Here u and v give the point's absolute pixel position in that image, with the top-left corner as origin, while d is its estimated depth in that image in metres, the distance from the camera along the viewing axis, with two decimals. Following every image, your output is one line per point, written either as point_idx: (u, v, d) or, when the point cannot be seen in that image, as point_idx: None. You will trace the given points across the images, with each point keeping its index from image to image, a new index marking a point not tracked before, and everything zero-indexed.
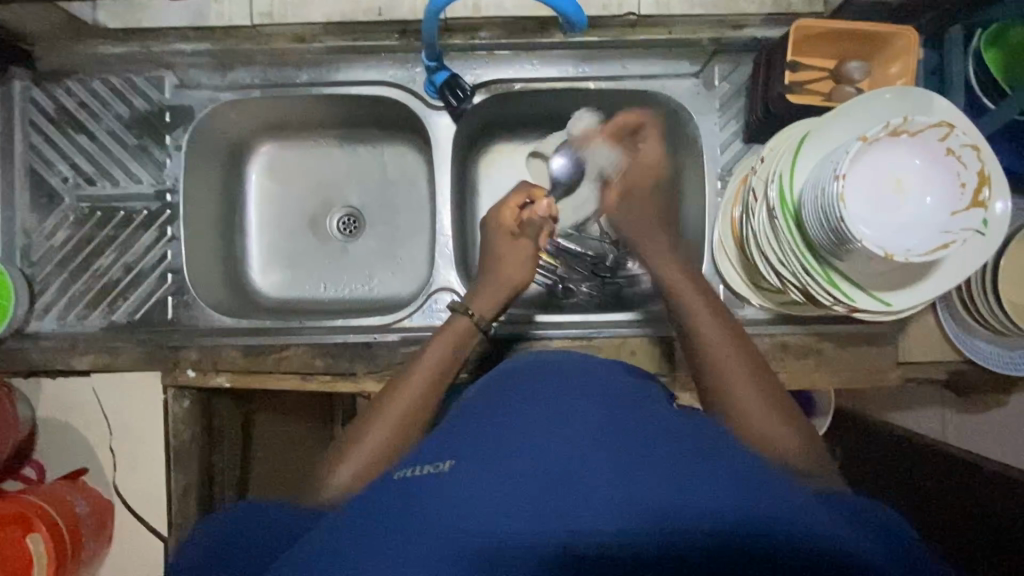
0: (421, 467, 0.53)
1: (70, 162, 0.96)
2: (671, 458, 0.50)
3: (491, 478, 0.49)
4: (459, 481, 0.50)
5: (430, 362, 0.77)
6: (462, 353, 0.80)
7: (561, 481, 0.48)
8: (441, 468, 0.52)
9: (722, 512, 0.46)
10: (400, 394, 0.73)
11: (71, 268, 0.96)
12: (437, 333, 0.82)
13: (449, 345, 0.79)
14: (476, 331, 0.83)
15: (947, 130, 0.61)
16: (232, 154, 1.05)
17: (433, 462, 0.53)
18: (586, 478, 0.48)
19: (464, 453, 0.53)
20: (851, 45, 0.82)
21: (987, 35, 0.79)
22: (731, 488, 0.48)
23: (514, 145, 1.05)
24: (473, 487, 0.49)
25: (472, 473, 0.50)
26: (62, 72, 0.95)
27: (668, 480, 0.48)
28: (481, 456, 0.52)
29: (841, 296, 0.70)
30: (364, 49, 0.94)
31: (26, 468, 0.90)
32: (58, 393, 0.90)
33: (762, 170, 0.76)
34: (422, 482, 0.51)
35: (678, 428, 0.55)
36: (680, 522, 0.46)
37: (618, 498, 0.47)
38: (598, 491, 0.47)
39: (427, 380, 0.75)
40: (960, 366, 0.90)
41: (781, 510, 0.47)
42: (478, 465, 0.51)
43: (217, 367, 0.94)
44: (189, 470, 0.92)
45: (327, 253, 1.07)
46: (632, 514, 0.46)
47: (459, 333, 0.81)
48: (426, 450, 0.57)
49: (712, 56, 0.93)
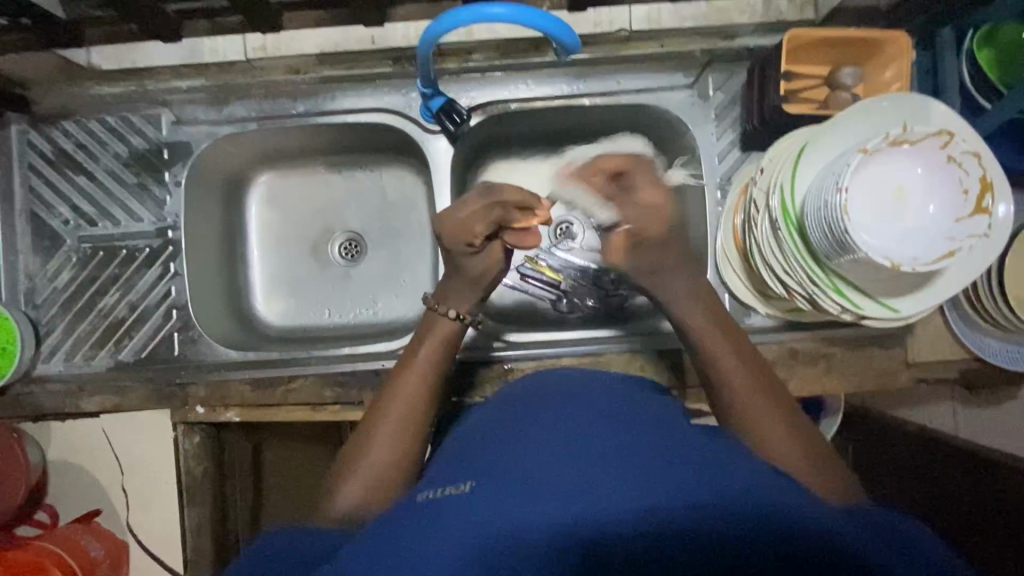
0: (440, 491, 0.53)
1: (71, 203, 0.96)
2: (689, 471, 0.50)
3: (507, 499, 0.49)
4: (476, 500, 0.50)
5: (424, 364, 0.78)
6: (449, 352, 0.81)
7: (576, 502, 0.48)
8: (460, 490, 0.52)
9: (741, 523, 0.46)
10: (398, 402, 0.73)
11: (76, 309, 0.96)
12: (413, 346, 0.81)
13: (437, 348, 0.80)
14: (458, 327, 0.82)
15: (947, 138, 0.62)
16: (232, 186, 1.05)
17: (453, 484, 0.54)
18: (604, 499, 0.48)
19: (478, 476, 0.53)
20: (844, 51, 0.82)
21: (978, 37, 0.80)
22: (745, 497, 0.48)
23: (512, 163, 1.05)
24: (489, 508, 0.48)
25: (489, 496, 0.49)
26: (58, 114, 0.96)
27: (686, 495, 0.48)
28: (498, 479, 0.51)
29: (848, 304, 0.70)
30: (358, 78, 0.94)
31: (40, 513, 0.90)
32: (70, 436, 0.90)
33: (762, 181, 0.77)
34: (440, 506, 0.50)
35: (691, 439, 0.55)
36: (701, 535, 0.45)
37: (636, 516, 0.46)
38: (616, 510, 0.47)
39: (424, 385, 0.76)
40: (969, 364, 0.89)
41: (800, 517, 0.46)
42: (494, 487, 0.50)
43: (226, 402, 0.93)
44: (202, 507, 0.91)
45: (331, 279, 1.07)
46: (652, 533, 0.46)
47: (444, 335, 0.81)
48: (443, 474, 0.57)
49: (705, 67, 0.93)
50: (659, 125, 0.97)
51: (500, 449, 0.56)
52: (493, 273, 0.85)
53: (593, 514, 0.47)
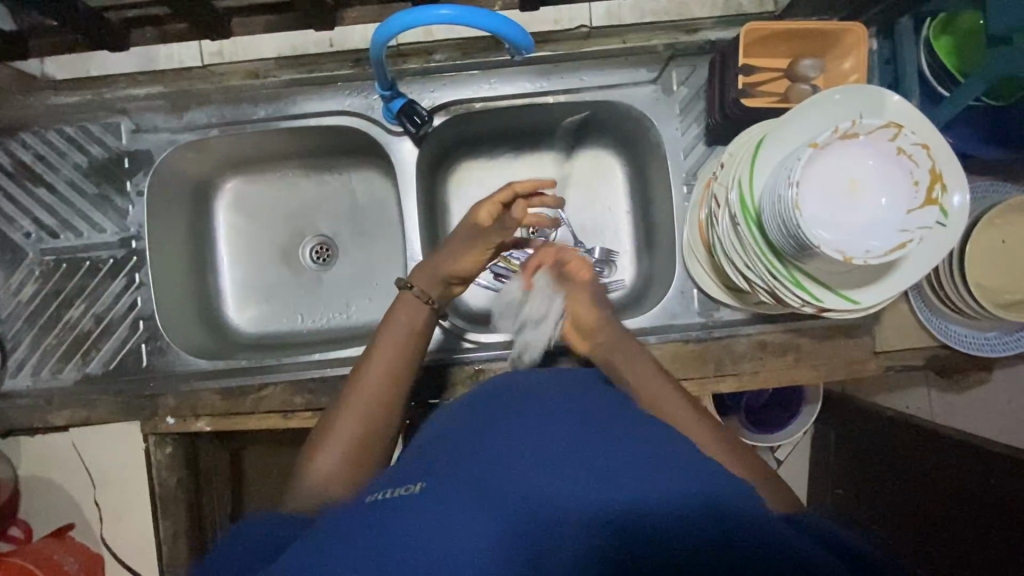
0: (392, 490, 0.51)
1: (32, 216, 0.95)
2: (641, 464, 0.49)
3: (457, 501, 0.48)
4: (428, 500, 0.48)
5: (390, 348, 0.77)
6: (419, 331, 0.80)
7: (526, 504, 0.47)
8: (413, 489, 0.50)
9: (690, 519, 0.45)
10: (363, 389, 0.72)
11: (41, 322, 0.95)
12: (383, 326, 0.80)
13: (401, 332, 0.78)
14: (423, 306, 0.81)
15: (896, 131, 0.62)
16: (197, 193, 1.04)
17: (403, 484, 0.51)
18: (556, 499, 0.47)
19: (433, 475, 0.51)
20: (802, 44, 0.82)
21: (935, 26, 0.81)
22: (690, 489, 0.48)
23: (480, 163, 1.05)
24: (441, 508, 0.47)
25: (439, 495, 0.48)
26: (15, 125, 0.94)
27: (634, 485, 0.47)
28: (449, 480, 0.50)
29: (808, 297, 0.71)
30: (319, 81, 0.93)
31: (12, 529, 0.88)
32: (37, 452, 0.90)
33: (723, 176, 0.77)
34: (390, 502, 0.49)
35: (641, 433, 0.54)
36: (652, 528, 0.45)
37: (586, 512, 0.46)
38: (566, 507, 0.46)
39: (390, 369, 0.75)
40: (936, 351, 0.90)
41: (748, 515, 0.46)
42: (447, 486, 0.49)
43: (196, 412, 0.93)
44: (176, 517, 0.90)
45: (302, 284, 1.07)
46: (605, 529, 0.45)
47: (409, 313, 0.80)
48: (395, 475, 0.55)
49: (668, 61, 0.92)
50: (625, 120, 0.97)
51: (457, 450, 0.55)
52: (473, 251, 0.81)
53: (546, 511, 0.46)
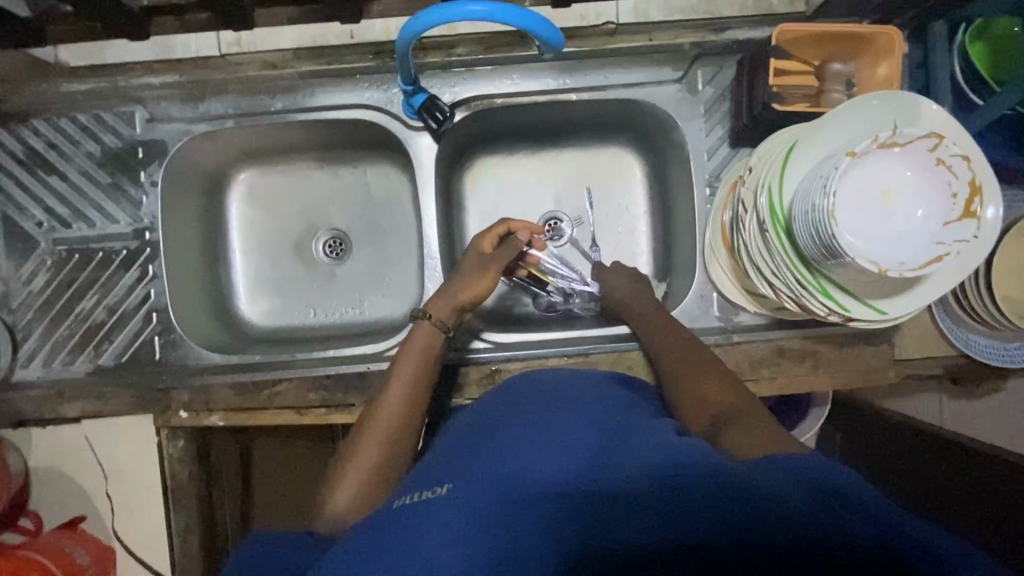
0: (419, 493, 0.52)
1: (44, 205, 0.93)
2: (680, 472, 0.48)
3: (482, 505, 0.49)
4: (454, 506, 0.49)
5: (406, 375, 0.76)
6: (435, 355, 0.79)
7: (548, 502, 0.48)
8: (439, 492, 0.51)
9: (732, 527, 0.43)
10: (380, 416, 0.72)
11: (53, 314, 0.94)
12: (400, 350, 0.79)
13: (417, 359, 0.77)
14: (440, 334, 0.80)
15: (937, 141, 0.60)
16: (211, 184, 1.02)
17: (429, 487, 0.53)
18: (578, 503, 0.47)
19: (458, 478, 0.52)
20: (835, 45, 0.80)
21: (970, 31, 0.79)
22: (718, 478, 0.45)
23: (498, 158, 1.04)
24: (465, 508, 0.49)
25: (466, 498, 0.49)
26: (28, 112, 0.93)
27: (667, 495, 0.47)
28: (475, 484, 0.51)
29: (836, 306, 0.70)
30: (338, 73, 0.91)
31: (23, 520, 0.88)
32: (50, 443, 0.89)
33: (750, 181, 0.76)
34: (415, 508, 0.50)
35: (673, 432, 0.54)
36: (675, 525, 0.44)
37: (608, 508, 0.46)
38: (595, 514, 0.46)
39: (406, 395, 0.74)
40: (956, 360, 0.89)
41: (779, 497, 0.44)
42: (474, 489, 0.50)
43: (209, 406, 0.92)
44: (188, 511, 0.90)
45: (315, 278, 1.06)
46: (627, 524, 0.45)
47: (423, 340, 0.79)
48: (421, 478, 0.56)
49: (694, 60, 0.91)
50: (648, 120, 0.96)
51: (485, 452, 0.55)
52: (484, 288, 0.83)
53: (568, 515, 0.47)
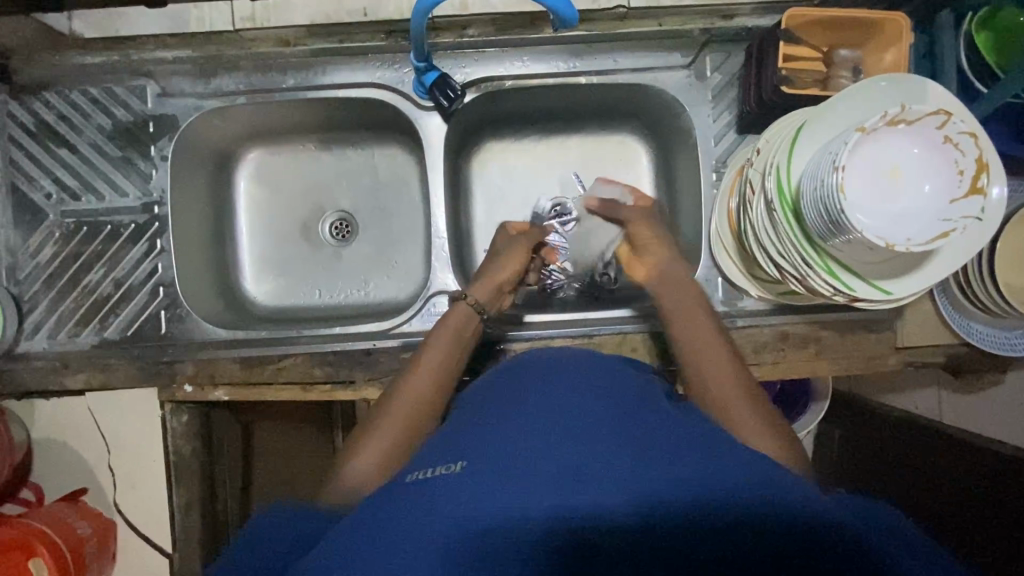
0: (431, 469, 0.50)
1: (53, 177, 0.94)
2: (693, 454, 0.48)
3: (499, 475, 0.47)
4: (468, 483, 0.47)
5: (433, 358, 0.77)
6: (467, 342, 0.80)
7: (566, 466, 0.47)
8: (452, 469, 0.49)
9: (738, 496, 0.45)
10: (405, 396, 0.72)
11: (59, 285, 0.94)
12: (435, 329, 0.81)
13: (449, 342, 0.79)
14: (476, 315, 0.83)
15: (945, 118, 0.61)
16: (220, 162, 1.03)
17: (443, 463, 0.50)
18: (596, 477, 0.46)
19: (474, 454, 0.50)
20: (841, 32, 0.81)
21: (977, 20, 0.80)
22: (741, 478, 0.46)
23: (506, 143, 1.05)
24: (480, 484, 0.46)
25: (481, 473, 0.47)
26: (40, 84, 0.93)
27: (681, 469, 0.46)
28: (490, 455, 0.49)
29: (841, 286, 0.70)
30: (350, 51, 0.92)
31: (24, 491, 0.87)
32: (52, 414, 0.88)
33: (759, 162, 0.76)
34: (426, 485, 0.48)
35: (684, 419, 0.54)
36: (692, 514, 0.44)
37: (631, 487, 0.45)
38: (614, 484, 0.45)
39: (436, 381, 0.75)
40: (958, 349, 0.90)
41: (800, 500, 0.45)
42: (488, 462, 0.48)
43: (214, 380, 0.92)
44: (190, 485, 0.89)
45: (321, 259, 1.06)
46: (646, 506, 0.44)
47: (461, 319, 0.81)
48: (431, 451, 0.54)
49: (703, 46, 0.91)
50: (656, 106, 0.96)
51: (493, 424, 0.53)
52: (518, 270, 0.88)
53: (583, 484, 0.45)
